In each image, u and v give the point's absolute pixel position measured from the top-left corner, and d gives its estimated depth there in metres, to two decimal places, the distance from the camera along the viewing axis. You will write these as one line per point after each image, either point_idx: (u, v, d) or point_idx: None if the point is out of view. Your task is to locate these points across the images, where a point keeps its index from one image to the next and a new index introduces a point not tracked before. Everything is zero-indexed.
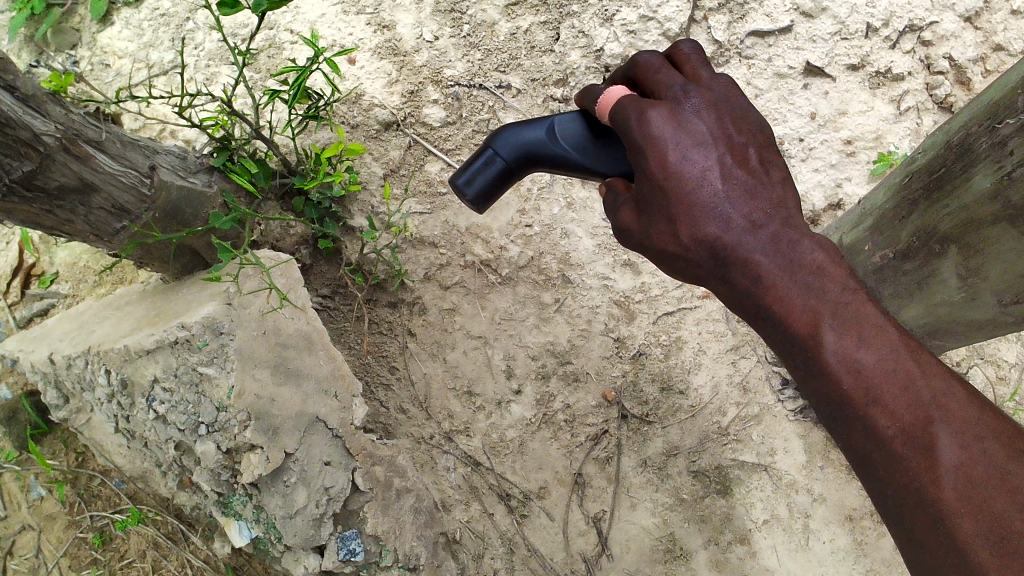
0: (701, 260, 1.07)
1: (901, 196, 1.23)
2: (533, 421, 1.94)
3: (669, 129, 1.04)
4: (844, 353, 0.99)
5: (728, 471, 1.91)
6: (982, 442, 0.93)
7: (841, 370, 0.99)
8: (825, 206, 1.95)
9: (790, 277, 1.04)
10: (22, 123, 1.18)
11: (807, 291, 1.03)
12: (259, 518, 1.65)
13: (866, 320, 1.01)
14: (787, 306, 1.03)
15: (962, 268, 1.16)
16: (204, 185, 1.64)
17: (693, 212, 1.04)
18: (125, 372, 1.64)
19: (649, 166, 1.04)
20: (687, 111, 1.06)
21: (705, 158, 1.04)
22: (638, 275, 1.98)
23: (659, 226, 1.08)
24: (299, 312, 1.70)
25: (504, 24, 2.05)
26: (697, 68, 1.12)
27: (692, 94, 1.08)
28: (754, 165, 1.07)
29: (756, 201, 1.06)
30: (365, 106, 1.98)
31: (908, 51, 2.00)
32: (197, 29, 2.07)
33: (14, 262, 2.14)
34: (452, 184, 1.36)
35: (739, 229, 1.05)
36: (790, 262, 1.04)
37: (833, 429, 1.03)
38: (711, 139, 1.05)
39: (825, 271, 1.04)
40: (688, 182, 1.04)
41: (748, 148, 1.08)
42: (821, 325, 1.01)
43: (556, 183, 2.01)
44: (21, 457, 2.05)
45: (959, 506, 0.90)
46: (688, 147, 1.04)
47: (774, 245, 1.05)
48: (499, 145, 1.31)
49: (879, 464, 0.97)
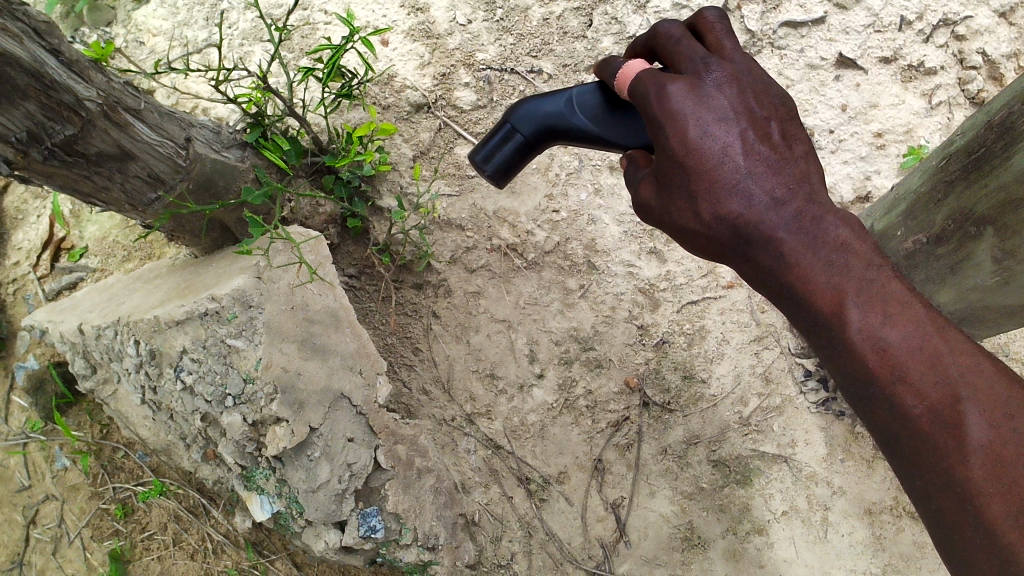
0: (725, 238, 1.08)
1: (938, 179, 1.24)
2: (554, 407, 1.94)
3: (689, 103, 1.03)
4: (869, 330, 0.99)
5: (748, 462, 1.91)
6: (1011, 420, 0.91)
7: (866, 347, 0.99)
8: (854, 198, 1.92)
9: (813, 254, 1.04)
10: (65, 87, 1.20)
11: (831, 268, 1.04)
12: (282, 493, 1.67)
13: (892, 297, 1.01)
14: (812, 284, 1.04)
15: (996, 249, 1.16)
16: (237, 160, 1.66)
17: (716, 189, 1.05)
18: (155, 342, 1.66)
19: (670, 142, 1.05)
20: (707, 84, 1.05)
21: (727, 133, 1.04)
22: (663, 263, 1.99)
23: (680, 203, 1.08)
24: (327, 288, 1.72)
25: (538, 9, 2.07)
26: (720, 38, 1.10)
27: (713, 66, 1.06)
28: (776, 140, 1.07)
29: (781, 177, 1.06)
30: (396, 87, 2.00)
31: (941, 44, 2.00)
32: (231, 9, 2.08)
33: (44, 236, 2.17)
34: (470, 159, 1.40)
35: (763, 207, 1.05)
36: (815, 238, 1.05)
37: (859, 407, 1.03)
38: (733, 113, 1.04)
39: (849, 248, 1.04)
40: (710, 159, 1.04)
41: (771, 121, 1.07)
42: (845, 302, 1.01)
43: (585, 169, 2.03)
44: (46, 427, 2.08)
45: (988, 486, 0.90)
46: (708, 121, 1.03)
47: (798, 221, 1.05)
48: (516, 121, 1.33)
49: (907, 443, 0.97)
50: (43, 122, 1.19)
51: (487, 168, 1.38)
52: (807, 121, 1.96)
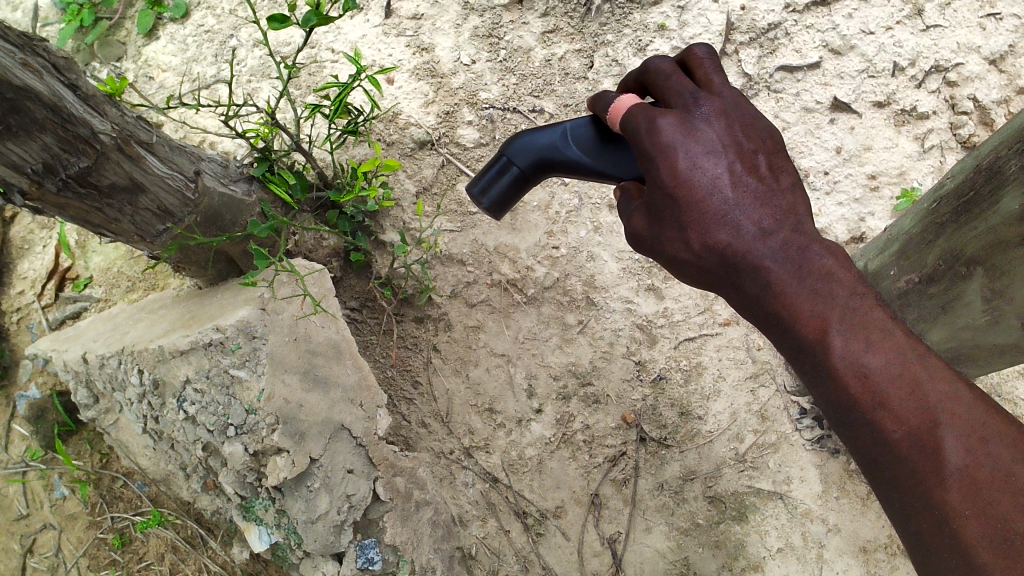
0: (714, 267, 1.11)
1: (928, 221, 1.27)
2: (552, 441, 1.96)
3: (680, 137, 1.07)
4: (852, 357, 1.02)
5: (744, 498, 1.92)
6: (987, 444, 0.94)
7: (848, 374, 1.02)
8: (848, 239, 1.95)
9: (799, 282, 1.07)
10: (82, 121, 1.23)
11: (816, 296, 1.06)
12: (280, 523, 1.69)
13: (874, 324, 1.04)
14: (798, 312, 1.07)
15: (986, 290, 1.20)
16: (243, 194, 1.69)
17: (706, 220, 1.08)
18: (158, 371, 1.68)
19: (661, 175, 1.08)
20: (697, 118, 1.09)
21: (716, 165, 1.07)
22: (661, 300, 2.02)
23: (671, 233, 1.11)
24: (330, 320, 1.74)
25: (540, 50, 2.12)
26: (709, 73, 1.14)
27: (702, 102, 1.10)
28: (763, 172, 1.10)
29: (768, 207, 1.09)
30: (401, 124, 2.05)
31: (933, 90, 2.04)
32: (240, 46, 2.13)
33: (49, 265, 2.19)
34: (469, 192, 1.44)
35: (750, 236, 1.08)
36: (800, 267, 1.08)
37: (842, 432, 1.06)
38: (721, 146, 1.08)
39: (834, 277, 1.07)
40: (699, 191, 1.07)
41: (758, 154, 1.11)
42: (828, 330, 1.04)
43: (585, 208, 2.06)
44: (45, 456, 2.08)
45: (964, 509, 0.92)
46: (695, 154, 1.07)
47: (785, 251, 1.08)
48: (512, 154, 1.37)
49: (887, 467, 1.00)
50: (59, 154, 1.22)
51: (485, 199, 1.43)
52: (802, 162, 2.00)
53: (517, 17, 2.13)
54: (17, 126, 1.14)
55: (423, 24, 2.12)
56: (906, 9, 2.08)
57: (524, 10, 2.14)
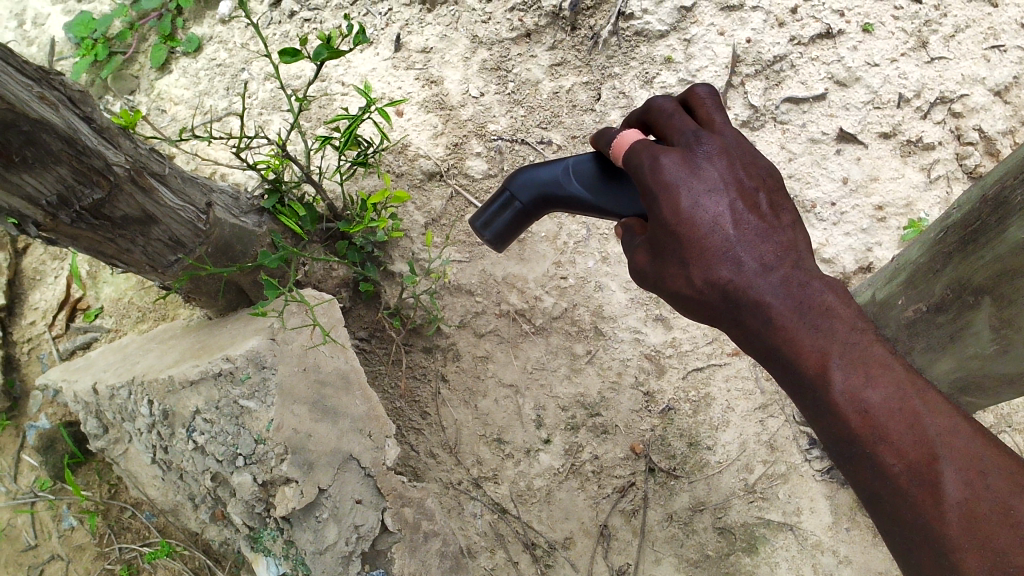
0: (715, 302, 1.11)
1: (937, 249, 1.26)
2: (561, 472, 1.96)
3: (682, 175, 1.08)
4: (852, 392, 1.02)
5: (754, 530, 1.90)
6: (986, 478, 0.95)
7: (849, 408, 1.02)
8: (856, 269, 1.95)
9: (800, 318, 1.07)
10: (96, 153, 1.25)
11: (816, 332, 1.06)
12: (288, 554, 1.68)
13: (874, 360, 1.04)
14: (798, 347, 1.07)
15: (994, 319, 1.19)
16: (254, 225, 1.71)
17: (708, 256, 1.08)
18: (168, 402, 1.68)
19: (663, 213, 1.08)
20: (699, 157, 1.10)
21: (718, 204, 1.08)
22: (669, 330, 2.02)
23: (673, 269, 1.11)
24: (339, 350, 1.75)
25: (548, 83, 2.14)
26: (710, 112, 1.15)
27: (704, 140, 1.11)
28: (764, 210, 1.11)
29: (769, 244, 1.10)
30: (410, 156, 2.07)
31: (938, 121, 2.05)
32: (252, 79, 2.16)
33: (60, 296, 2.21)
34: (472, 224, 1.46)
35: (752, 272, 1.08)
36: (801, 303, 1.08)
37: (842, 465, 1.06)
38: (723, 184, 1.09)
39: (834, 313, 1.07)
40: (701, 229, 1.07)
41: (759, 191, 1.12)
42: (829, 364, 1.04)
43: (592, 238, 2.07)
44: (55, 487, 2.08)
45: (964, 542, 0.93)
46: (695, 193, 1.08)
47: (786, 287, 1.08)
48: (514, 188, 1.39)
49: (887, 501, 1.00)
50: (73, 186, 1.24)
51: (489, 232, 1.45)
52: (809, 193, 2.01)
53: (525, 50, 2.15)
54: (33, 159, 1.15)
55: (432, 58, 2.15)
56: (910, 42, 2.10)
57: (532, 43, 2.16)
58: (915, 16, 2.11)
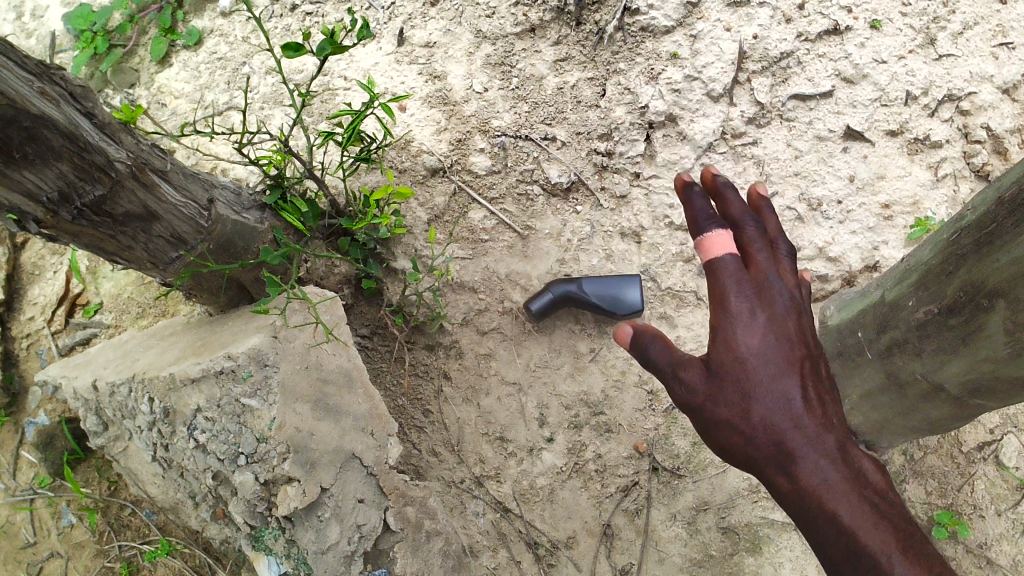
0: (752, 437, 1.13)
1: (950, 251, 1.21)
2: (563, 470, 1.95)
3: (761, 310, 1.14)
4: (891, 548, 1.05)
5: (758, 529, 1.88)
6: None
7: (885, 563, 1.04)
8: (861, 267, 1.95)
9: (843, 470, 1.11)
10: (98, 149, 1.23)
11: (857, 487, 1.10)
12: (290, 553, 1.65)
13: (908, 537, 1.08)
14: (839, 500, 1.09)
15: (1007, 323, 1.12)
16: (256, 222, 1.69)
17: (760, 390, 1.12)
18: (169, 400, 1.67)
19: (731, 335, 1.13)
20: (775, 297, 1.16)
21: (783, 350, 1.14)
22: (672, 329, 1.98)
23: (724, 395, 1.14)
24: (341, 349, 1.73)
25: (553, 79, 2.12)
26: (785, 261, 1.22)
27: (780, 283, 1.17)
28: (818, 377, 1.17)
29: (820, 404, 1.15)
30: (414, 152, 2.04)
31: (946, 119, 2.04)
32: (253, 73, 2.14)
33: (60, 291, 2.19)
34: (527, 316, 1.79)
35: (803, 419, 1.12)
36: (844, 462, 1.12)
37: None
38: (790, 330, 1.15)
39: (871, 492, 1.12)
40: (763, 364, 1.13)
41: (815, 369, 1.17)
42: (869, 518, 1.08)
43: (597, 235, 2.04)
44: (54, 483, 2.06)
45: None
46: (758, 340, 1.13)
47: (831, 442, 1.13)
48: None
49: None
50: (75, 182, 1.23)
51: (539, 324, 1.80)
52: (815, 191, 2.00)
53: (530, 45, 2.13)
54: (34, 154, 1.14)
55: (436, 53, 2.13)
56: (917, 39, 2.07)
57: (536, 39, 2.14)
58: (923, 13, 2.08)
